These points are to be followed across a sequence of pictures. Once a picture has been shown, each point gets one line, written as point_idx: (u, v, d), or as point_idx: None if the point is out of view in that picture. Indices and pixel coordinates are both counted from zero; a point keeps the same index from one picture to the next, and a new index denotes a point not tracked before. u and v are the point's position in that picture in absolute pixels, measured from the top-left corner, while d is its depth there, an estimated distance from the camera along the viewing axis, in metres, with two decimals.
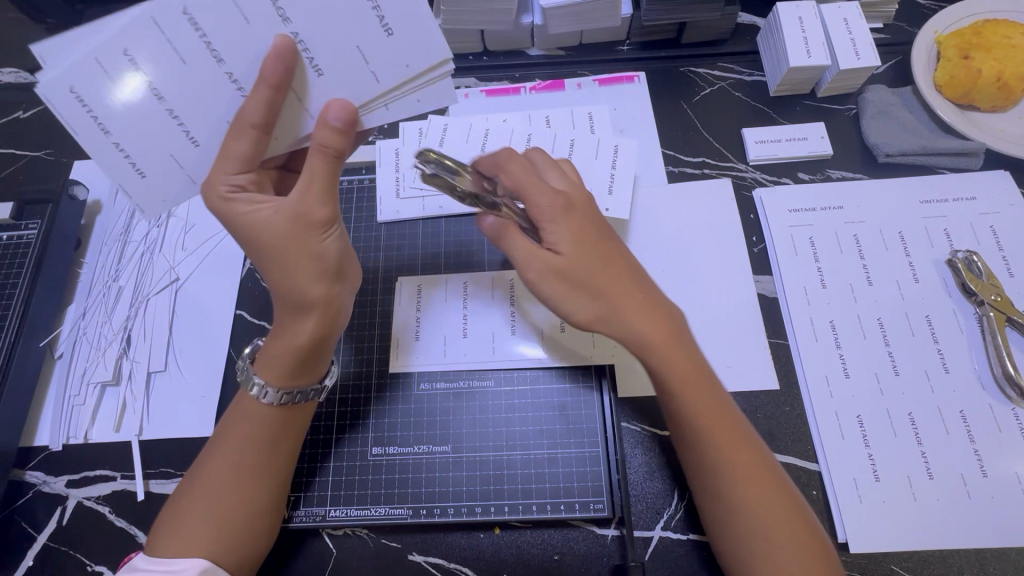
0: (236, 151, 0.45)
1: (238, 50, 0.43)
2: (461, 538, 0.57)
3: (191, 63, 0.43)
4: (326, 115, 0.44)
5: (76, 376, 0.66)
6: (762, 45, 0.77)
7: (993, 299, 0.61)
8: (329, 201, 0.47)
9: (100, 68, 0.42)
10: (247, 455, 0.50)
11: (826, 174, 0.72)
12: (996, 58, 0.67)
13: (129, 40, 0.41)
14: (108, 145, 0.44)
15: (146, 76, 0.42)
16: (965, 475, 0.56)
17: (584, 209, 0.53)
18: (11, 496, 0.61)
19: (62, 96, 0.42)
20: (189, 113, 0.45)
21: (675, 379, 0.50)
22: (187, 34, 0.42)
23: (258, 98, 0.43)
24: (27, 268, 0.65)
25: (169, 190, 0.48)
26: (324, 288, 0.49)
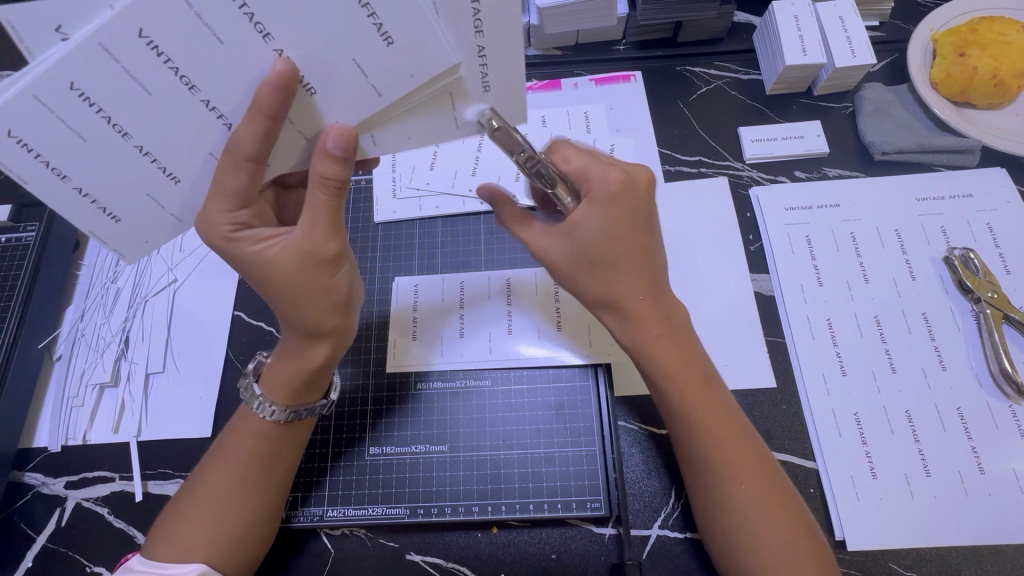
0: (231, 187, 0.43)
1: (202, 71, 0.38)
2: (459, 537, 0.57)
3: (155, 93, 0.38)
4: (335, 148, 0.42)
5: (75, 377, 0.66)
6: (758, 43, 0.77)
7: (990, 296, 0.61)
8: (337, 236, 0.46)
9: (45, 107, 0.37)
10: (249, 467, 0.50)
11: (822, 172, 0.72)
12: (992, 56, 0.67)
13: (75, 73, 0.36)
14: (68, 189, 0.41)
15: (101, 111, 0.38)
16: (962, 472, 0.56)
17: (635, 199, 0.50)
18: (10, 498, 0.61)
19: (0, 141, 0.38)
20: (159, 148, 0.41)
21: (671, 374, 0.51)
22: (146, 59, 0.37)
23: (250, 128, 0.40)
24: (25, 271, 0.65)
25: (145, 230, 0.45)
26: (337, 319, 0.50)
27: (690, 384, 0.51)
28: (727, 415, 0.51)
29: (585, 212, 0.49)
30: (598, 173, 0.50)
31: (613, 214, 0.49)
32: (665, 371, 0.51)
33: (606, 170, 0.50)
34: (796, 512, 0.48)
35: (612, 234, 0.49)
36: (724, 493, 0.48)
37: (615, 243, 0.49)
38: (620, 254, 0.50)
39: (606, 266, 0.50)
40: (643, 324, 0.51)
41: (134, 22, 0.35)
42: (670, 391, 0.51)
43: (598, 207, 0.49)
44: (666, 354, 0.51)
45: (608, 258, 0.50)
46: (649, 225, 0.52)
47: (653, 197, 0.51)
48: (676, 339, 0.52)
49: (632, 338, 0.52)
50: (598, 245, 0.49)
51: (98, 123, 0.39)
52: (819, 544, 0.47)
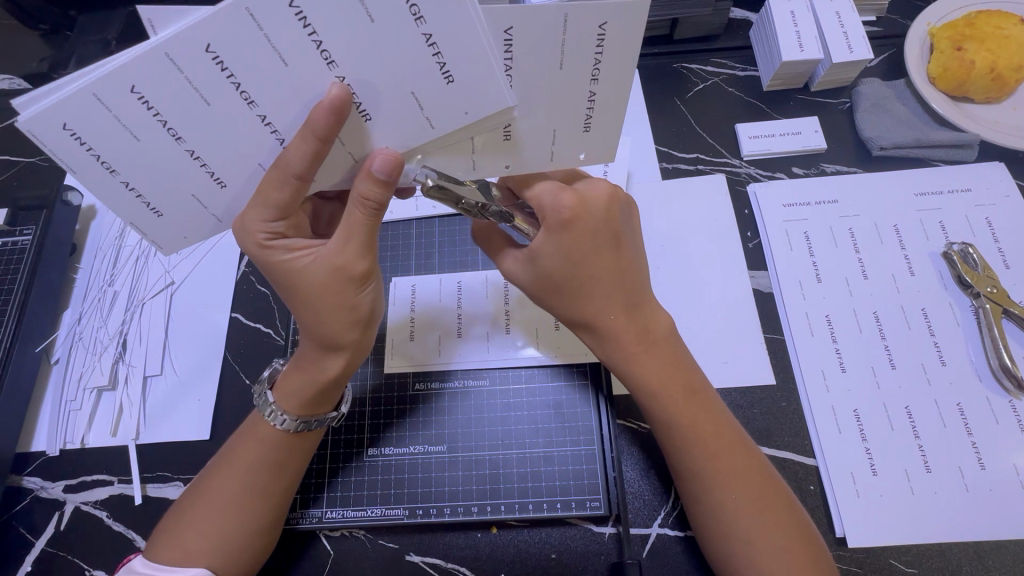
0: (275, 200, 0.43)
1: (263, 85, 0.38)
2: (458, 537, 0.57)
3: (214, 104, 0.38)
4: (381, 172, 0.41)
5: (73, 381, 0.66)
6: (755, 39, 0.77)
7: (989, 291, 0.61)
8: (369, 254, 0.46)
9: (104, 107, 0.37)
10: (255, 475, 0.50)
11: (820, 168, 0.72)
12: (989, 49, 0.67)
13: (138, 78, 0.36)
14: (115, 183, 0.41)
15: (158, 114, 0.38)
16: (962, 467, 0.56)
17: (589, 224, 0.49)
18: (9, 502, 0.61)
19: (53, 133, 0.37)
20: (211, 155, 0.41)
21: (653, 386, 0.51)
22: (209, 71, 0.37)
23: (300, 147, 0.39)
24: (22, 274, 0.65)
25: (185, 225, 0.46)
26: (356, 334, 0.49)
27: (670, 394, 0.51)
28: (715, 413, 0.51)
29: (541, 241, 0.50)
30: (550, 198, 0.50)
31: (567, 241, 0.49)
32: (645, 386, 0.51)
33: (559, 195, 0.49)
34: (794, 515, 0.48)
35: (572, 259, 0.49)
36: (722, 491, 0.48)
37: (578, 266, 0.50)
38: (584, 277, 0.50)
39: (573, 288, 0.50)
40: (620, 340, 0.51)
41: (201, 38, 0.35)
42: (651, 405, 0.51)
43: (552, 235, 0.49)
44: (645, 368, 0.51)
45: (573, 280, 0.50)
46: (625, 242, 0.52)
47: (614, 216, 0.50)
48: (656, 351, 0.52)
49: (611, 356, 0.52)
50: (559, 268, 0.50)
51: (155, 127, 0.39)
52: (817, 547, 0.47)
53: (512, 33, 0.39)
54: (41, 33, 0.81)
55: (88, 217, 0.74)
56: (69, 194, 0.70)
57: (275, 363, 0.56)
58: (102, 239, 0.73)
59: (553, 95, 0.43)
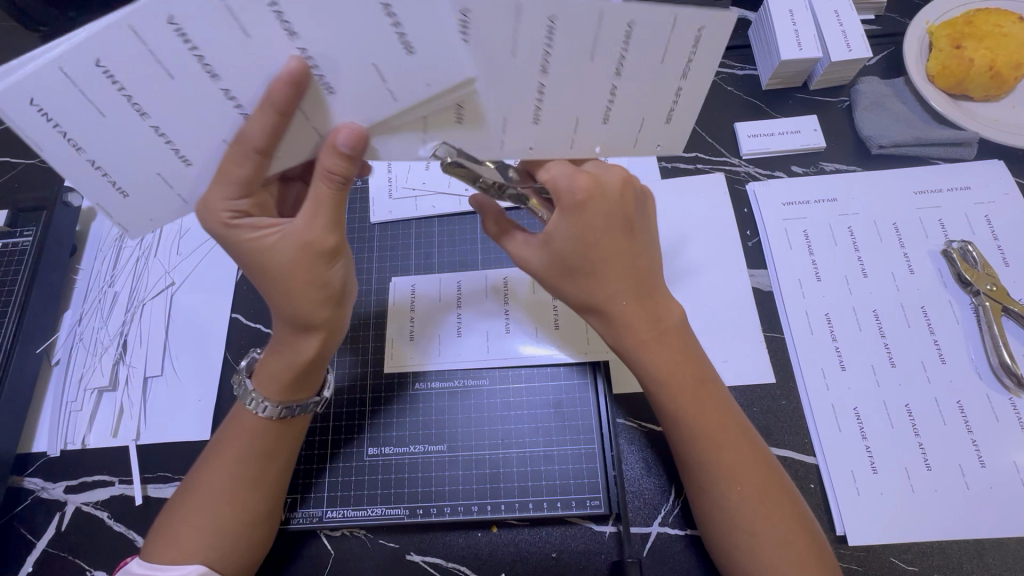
0: (237, 175, 0.43)
1: (231, 62, 0.39)
2: (459, 537, 0.57)
3: (178, 77, 0.39)
4: (345, 146, 0.42)
5: (74, 381, 0.66)
6: (753, 38, 0.77)
7: (989, 288, 0.61)
8: (336, 229, 0.46)
9: (69, 80, 0.38)
10: (241, 466, 0.50)
11: (819, 166, 0.72)
12: (988, 48, 0.67)
13: (101, 50, 0.37)
14: (81, 163, 0.41)
15: (121, 87, 0.38)
16: (963, 465, 0.56)
17: (605, 205, 0.48)
18: (10, 503, 0.61)
19: (19, 108, 0.38)
20: (173, 129, 0.41)
21: (661, 379, 0.51)
22: (172, 44, 0.37)
23: (261, 122, 0.40)
24: (22, 275, 0.65)
25: (154, 208, 0.45)
26: (328, 313, 0.50)
27: (678, 383, 0.51)
28: (722, 407, 0.51)
29: (554, 222, 0.49)
30: (565, 179, 0.48)
31: (581, 221, 0.48)
32: (657, 374, 0.51)
33: (574, 175, 0.48)
34: (793, 508, 0.48)
35: (585, 240, 0.49)
36: (723, 489, 0.48)
37: (592, 246, 0.49)
38: (598, 260, 0.49)
39: (586, 272, 0.50)
40: (634, 327, 0.51)
41: (162, 7, 0.36)
42: (663, 393, 0.51)
43: (567, 216, 0.48)
44: (656, 355, 0.51)
45: (587, 261, 0.49)
46: (638, 227, 0.51)
47: (627, 202, 0.50)
48: (668, 342, 0.51)
49: (622, 343, 0.52)
50: (574, 251, 0.49)
51: (118, 101, 0.39)
52: (816, 542, 0.47)
53: (554, 22, 0.40)
54: (42, 35, 0.81)
55: (88, 218, 0.74)
56: (69, 196, 0.70)
57: (254, 353, 0.57)
58: (103, 240, 0.73)
59: (595, 77, 0.43)
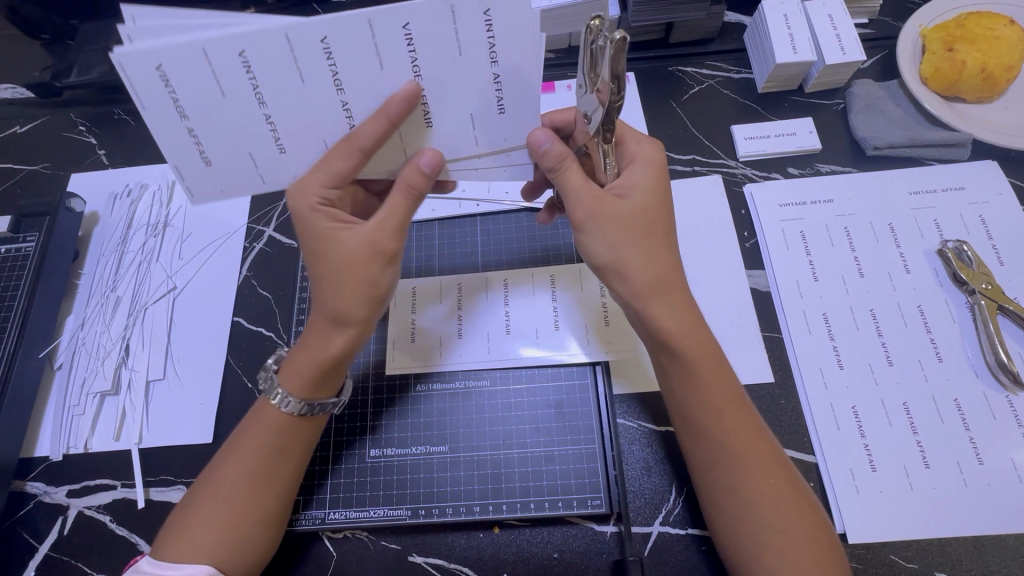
0: (339, 168, 0.47)
1: (356, 79, 0.43)
2: (460, 537, 0.57)
3: (306, 81, 0.43)
4: (428, 166, 0.47)
5: (76, 385, 0.66)
6: (749, 42, 0.78)
7: (984, 287, 0.62)
8: (399, 237, 0.49)
9: (205, 61, 0.41)
10: (259, 460, 0.51)
11: (815, 168, 0.73)
12: (980, 50, 0.68)
13: (247, 45, 0.40)
14: (181, 128, 0.44)
15: (254, 79, 0.42)
16: (961, 462, 0.57)
17: (664, 166, 0.53)
18: (12, 507, 0.61)
19: (142, 69, 0.40)
20: (285, 124, 0.45)
21: (672, 328, 0.49)
22: (316, 57, 0.42)
23: (373, 126, 0.45)
24: (26, 280, 0.65)
25: (230, 180, 0.48)
26: (366, 312, 0.49)
27: (710, 375, 0.49)
28: (734, 390, 0.50)
29: (631, 172, 0.52)
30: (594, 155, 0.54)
31: (650, 174, 0.52)
32: (700, 361, 0.49)
33: (641, 143, 0.54)
34: (814, 518, 0.47)
35: (655, 190, 0.51)
36: (756, 480, 0.47)
37: (657, 202, 0.51)
38: (657, 217, 0.51)
39: (646, 231, 0.50)
40: (683, 316, 0.50)
41: (318, 27, 0.40)
42: (699, 382, 0.49)
43: (638, 169, 0.52)
44: (693, 342, 0.49)
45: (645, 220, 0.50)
46: (672, 203, 0.52)
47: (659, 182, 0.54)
48: (704, 334, 0.50)
49: (685, 326, 0.49)
50: (645, 202, 0.50)
51: (242, 86, 0.42)
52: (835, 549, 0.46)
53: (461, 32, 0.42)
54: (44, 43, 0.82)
55: (91, 223, 0.75)
56: (73, 201, 0.71)
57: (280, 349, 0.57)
58: (105, 244, 0.73)
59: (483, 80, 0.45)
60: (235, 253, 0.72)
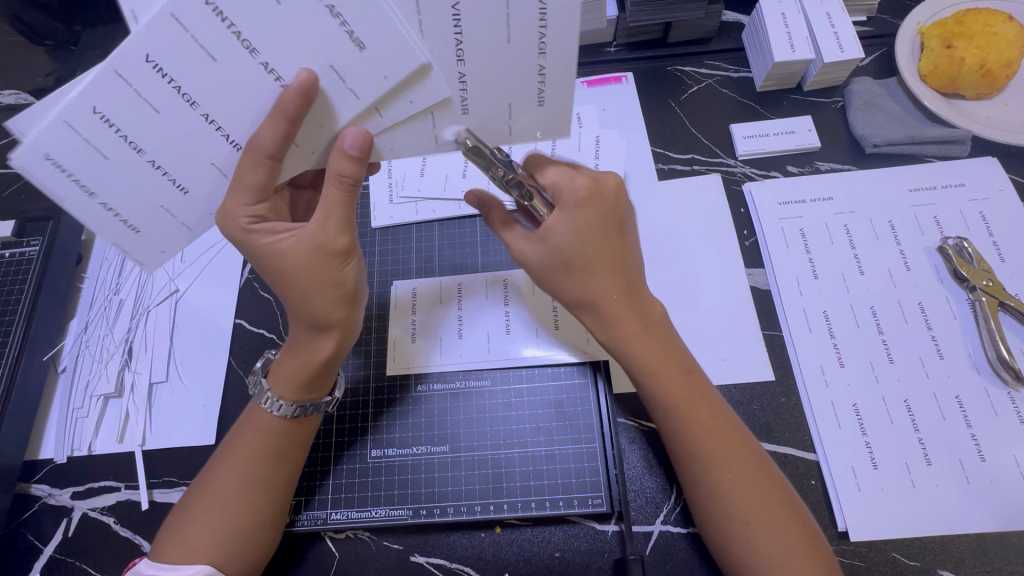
0: (252, 181, 0.45)
1: (270, 43, 0.40)
2: (462, 538, 0.58)
3: (162, 111, 0.41)
4: (352, 149, 0.45)
5: (80, 389, 0.67)
6: (747, 41, 0.78)
7: (985, 284, 0.62)
8: (348, 229, 0.48)
9: (75, 131, 0.41)
10: (253, 463, 0.51)
11: (814, 166, 0.73)
12: (978, 47, 0.68)
13: (98, 98, 0.40)
14: (143, 164, 0.43)
15: (171, 80, 0.40)
16: (964, 460, 0.57)
17: (602, 205, 0.52)
18: (16, 510, 0.61)
19: (82, 116, 0.40)
20: (224, 119, 0.43)
21: (621, 332, 0.53)
22: (215, 28, 0.39)
23: (271, 129, 0.43)
24: (29, 284, 0.66)
25: (162, 239, 0.48)
26: (342, 313, 0.51)
27: (668, 374, 0.52)
28: (699, 387, 0.52)
29: (554, 218, 0.52)
30: (566, 182, 0.52)
31: (580, 219, 0.51)
32: (645, 366, 0.52)
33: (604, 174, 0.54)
34: (796, 518, 0.48)
35: (579, 237, 0.51)
36: (716, 476, 0.49)
37: (588, 245, 0.52)
38: (591, 257, 0.52)
39: (581, 267, 0.52)
40: (621, 322, 0.53)
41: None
42: (654, 385, 0.52)
43: (567, 213, 0.51)
44: (641, 348, 0.52)
45: (583, 256, 0.52)
46: (615, 227, 0.53)
47: (620, 202, 0.53)
48: (653, 334, 0.53)
49: (612, 337, 0.53)
50: (569, 247, 0.52)
51: (115, 142, 0.42)
52: (822, 551, 0.47)
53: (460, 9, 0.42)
54: (46, 48, 0.83)
55: None
56: None
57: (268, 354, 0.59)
58: (107, 249, 0.74)
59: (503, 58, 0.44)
60: (236, 255, 0.73)
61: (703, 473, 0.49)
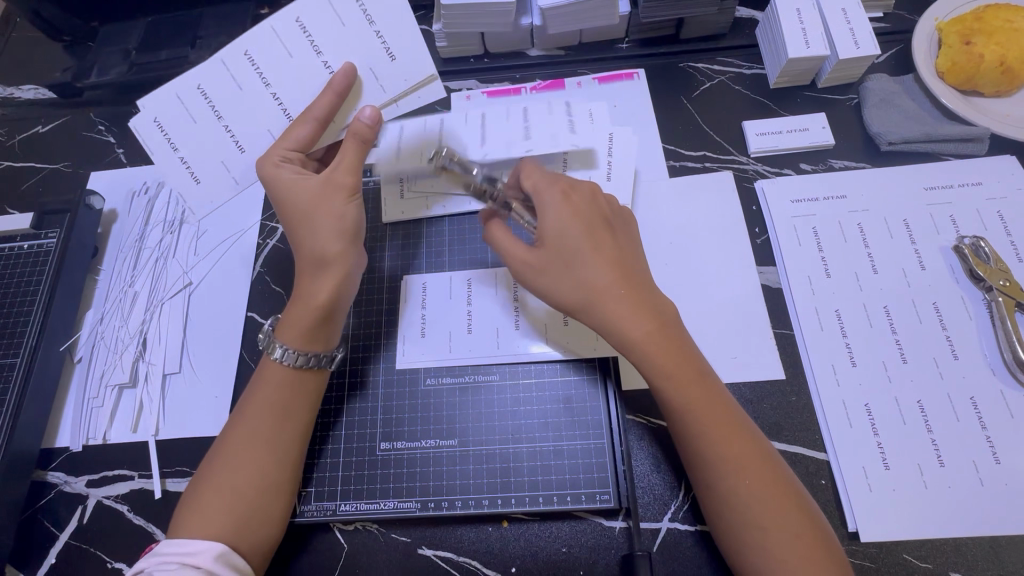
0: (296, 136, 0.54)
1: (326, 36, 0.54)
2: (470, 531, 0.58)
3: (244, 88, 0.56)
4: (367, 120, 0.53)
5: (95, 378, 0.68)
6: (760, 38, 0.78)
7: (1002, 284, 0.61)
8: (356, 175, 0.55)
9: (180, 101, 0.56)
10: (266, 418, 0.52)
11: (828, 164, 0.72)
12: (998, 44, 0.67)
13: (203, 80, 0.55)
14: (221, 128, 0.56)
15: (258, 69, 0.55)
16: (977, 461, 0.56)
17: (584, 201, 0.56)
18: (34, 496, 0.63)
19: (190, 92, 0.55)
20: (288, 100, 0.56)
21: (634, 338, 0.52)
22: (297, 38, 0.54)
23: (324, 101, 0.53)
24: (48, 275, 0.67)
25: (214, 192, 0.58)
26: (340, 247, 0.55)
27: (681, 382, 0.51)
28: (710, 387, 0.52)
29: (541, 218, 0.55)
30: (545, 185, 0.56)
31: (564, 216, 0.54)
32: (657, 372, 0.52)
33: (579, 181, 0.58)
34: (806, 517, 0.48)
35: (568, 233, 0.54)
36: (735, 481, 0.48)
37: (575, 244, 0.53)
38: (587, 259, 0.53)
39: (579, 271, 0.53)
40: (632, 325, 0.52)
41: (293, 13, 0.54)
42: (665, 391, 0.52)
43: (552, 208, 0.55)
44: (639, 331, 0.52)
45: (576, 256, 0.53)
46: (602, 228, 0.55)
47: (600, 204, 0.56)
48: (669, 336, 0.52)
49: (628, 339, 0.52)
50: (563, 249, 0.54)
51: (210, 116, 0.56)
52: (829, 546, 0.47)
53: None
54: (66, 44, 0.85)
55: (109, 221, 0.76)
56: (93, 199, 0.72)
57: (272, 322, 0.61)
58: (123, 242, 0.75)
59: None
60: (248, 249, 0.73)
61: (722, 479, 0.49)
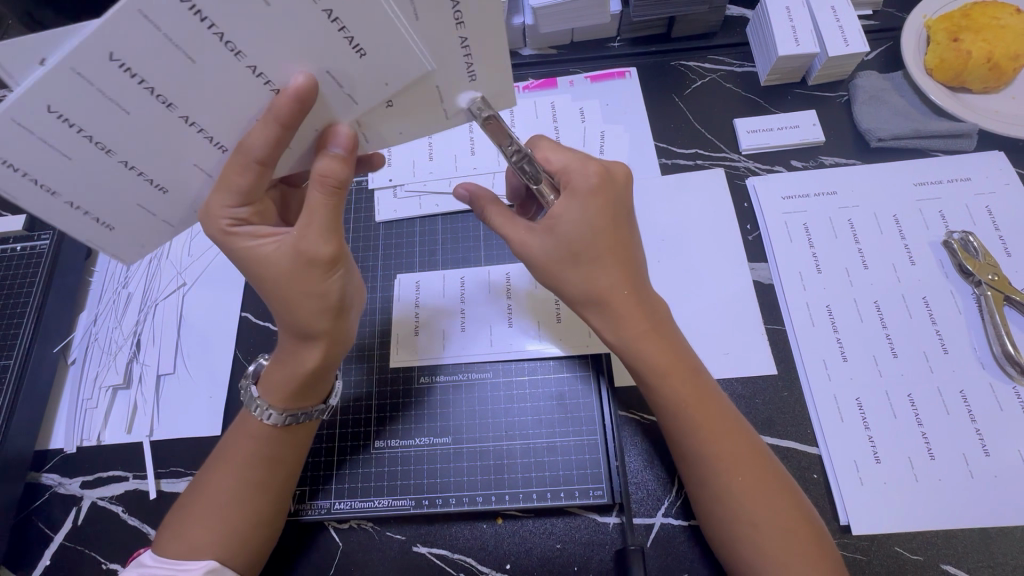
0: (238, 184, 0.44)
1: (247, 36, 0.38)
2: (464, 528, 0.58)
3: (133, 111, 0.39)
4: (340, 149, 0.44)
5: (89, 380, 0.68)
6: (751, 36, 0.78)
7: (990, 278, 0.61)
8: (332, 239, 0.46)
9: (26, 130, 0.38)
10: (251, 468, 0.51)
11: (818, 160, 0.72)
12: (985, 40, 0.67)
13: (53, 98, 0.37)
14: (114, 164, 0.41)
15: (143, 82, 0.38)
16: (967, 454, 0.56)
17: (614, 195, 0.52)
18: (28, 499, 0.62)
19: (39, 115, 0.37)
20: (205, 119, 0.41)
21: (622, 334, 0.52)
22: (186, 25, 0.36)
23: (264, 131, 0.42)
24: (40, 276, 0.67)
25: (140, 234, 0.47)
26: (327, 324, 0.49)
27: (674, 379, 0.51)
28: (708, 392, 0.52)
29: (565, 206, 0.51)
30: (578, 174, 0.52)
31: (592, 208, 0.51)
32: (651, 368, 0.52)
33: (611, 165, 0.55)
34: (800, 515, 0.48)
35: (588, 226, 0.50)
36: (727, 476, 0.49)
37: (591, 237, 0.51)
38: (599, 250, 0.51)
39: (587, 262, 0.51)
40: (627, 320, 0.52)
41: None
42: (656, 385, 0.52)
43: (578, 202, 0.51)
44: (649, 350, 0.52)
45: (591, 250, 0.51)
46: (622, 219, 0.52)
47: (629, 196, 0.53)
48: (661, 336, 0.53)
49: (618, 336, 0.52)
50: (578, 241, 0.51)
51: (82, 143, 0.40)
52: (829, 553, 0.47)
53: None
54: None
55: None
56: None
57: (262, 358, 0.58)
58: None
59: None
60: None
61: (713, 473, 0.49)
